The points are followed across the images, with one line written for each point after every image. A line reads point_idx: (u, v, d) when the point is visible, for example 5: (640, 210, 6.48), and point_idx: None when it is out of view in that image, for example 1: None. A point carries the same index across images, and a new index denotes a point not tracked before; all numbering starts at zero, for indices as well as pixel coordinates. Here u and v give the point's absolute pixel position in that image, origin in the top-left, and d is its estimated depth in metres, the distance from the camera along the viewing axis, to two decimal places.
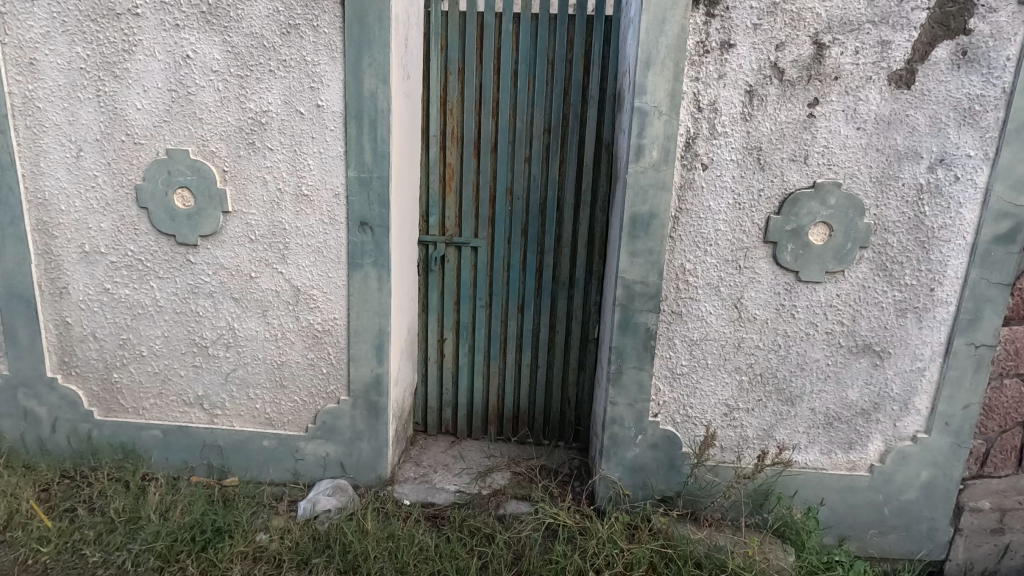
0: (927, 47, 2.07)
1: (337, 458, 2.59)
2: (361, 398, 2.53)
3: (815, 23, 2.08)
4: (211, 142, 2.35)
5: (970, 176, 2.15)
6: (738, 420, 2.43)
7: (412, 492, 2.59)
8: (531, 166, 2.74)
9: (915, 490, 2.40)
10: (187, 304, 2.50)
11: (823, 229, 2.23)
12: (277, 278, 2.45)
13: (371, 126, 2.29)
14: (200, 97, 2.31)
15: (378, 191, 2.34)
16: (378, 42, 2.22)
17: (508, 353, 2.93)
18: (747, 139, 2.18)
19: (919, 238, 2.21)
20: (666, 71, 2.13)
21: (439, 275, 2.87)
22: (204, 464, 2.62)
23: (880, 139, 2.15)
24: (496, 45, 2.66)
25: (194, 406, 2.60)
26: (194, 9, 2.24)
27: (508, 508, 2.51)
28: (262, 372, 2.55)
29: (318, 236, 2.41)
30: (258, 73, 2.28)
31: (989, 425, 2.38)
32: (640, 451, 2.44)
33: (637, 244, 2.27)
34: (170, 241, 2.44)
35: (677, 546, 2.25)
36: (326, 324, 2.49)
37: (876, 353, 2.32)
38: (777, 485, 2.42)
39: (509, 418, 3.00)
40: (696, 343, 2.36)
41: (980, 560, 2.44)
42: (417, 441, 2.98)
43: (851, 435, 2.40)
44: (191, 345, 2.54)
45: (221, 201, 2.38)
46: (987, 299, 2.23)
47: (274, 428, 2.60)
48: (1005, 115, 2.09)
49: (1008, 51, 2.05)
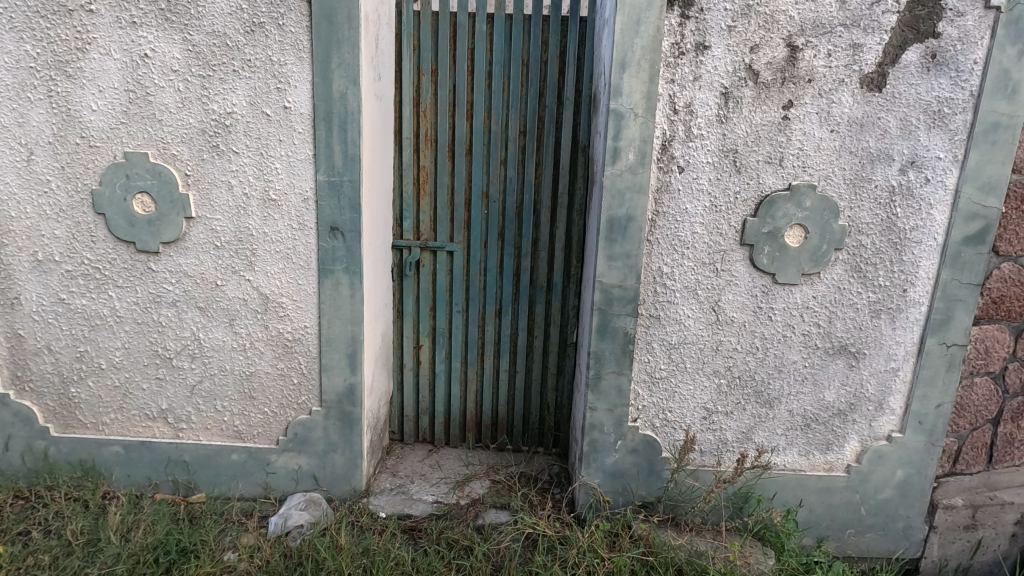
0: (898, 50, 2.08)
1: (310, 470, 2.51)
2: (334, 409, 2.45)
3: (788, 25, 2.08)
4: (172, 145, 2.26)
5: (940, 178, 2.17)
6: (717, 423, 2.42)
7: (388, 503, 2.53)
8: (506, 169, 2.70)
9: (891, 489, 2.42)
10: (149, 314, 2.39)
11: (799, 231, 2.23)
12: (244, 285, 2.36)
13: (342, 128, 2.22)
14: (159, 98, 2.22)
15: (349, 196, 2.27)
16: (348, 41, 2.15)
17: (486, 359, 2.87)
18: (723, 141, 2.17)
19: (892, 240, 2.23)
20: (642, 72, 2.11)
21: (414, 281, 2.81)
22: (169, 481, 2.51)
23: (853, 141, 2.16)
24: (469, 45, 2.61)
25: (158, 419, 2.49)
26: (152, 6, 2.14)
27: (487, 518, 2.47)
28: (230, 384, 2.46)
29: (286, 242, 2.32)
30: (221, 73, 2.19)
31: (961, 424, 2.41)
32: (619, 457, 2.42)
33: (615, 247, 2.24)
34: (130, 248, 2.33)
35: (658, 554, 2.22)
36: (296, 333, 2.40)
37: (851, 354, 2.34)
38: (756, 488, 2.42)
39: (487, 424, 2.95)
40: (675, 346, 2.35)
41: (954, 557, 2.48)
42: (393, 450, 2.91)
43: (828, 436, 2.41)
44: (154, 356, 2.43)
45: (183, 205, 2.28)
46: (958, 298, 2.26)
47: (243, 441, 2.50)
48: (973, 118, 2.12)
49: (976, 54, 2.07)
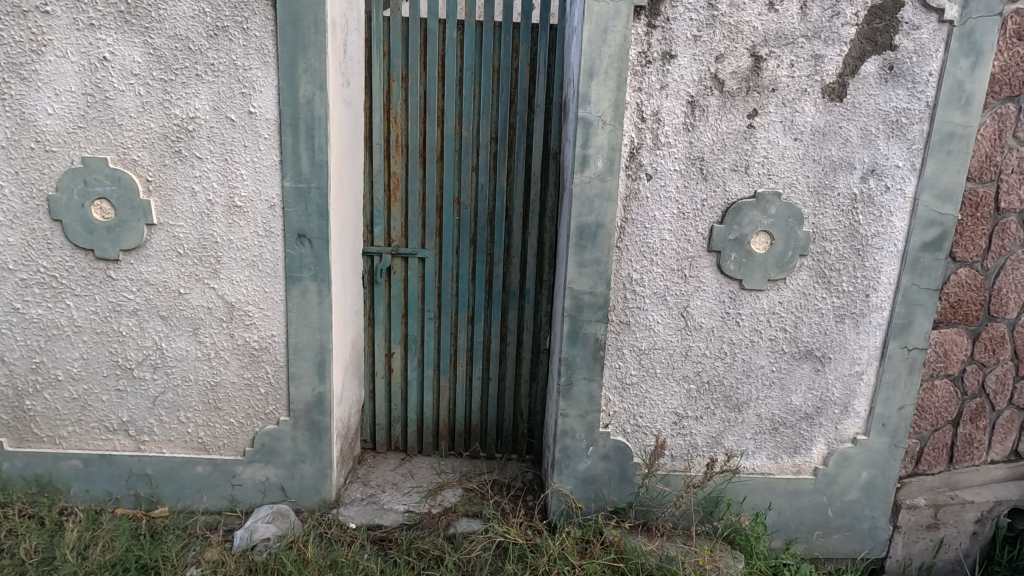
0: (857, 62, 2.13)
1: (277, 482, 2.46)
2: (302, 419, 2.41)
3: (752, 35, 2.11)
4: (132, 150, 2.20)
5: (899, 186, 2.23)
6: (687, 428, 2.43)
7: (358, 514, 2.49)
8: (478, 175, 2.69)
9: (857, 490, 2.46)
10: (109, 323, 2.33)
11: (765, 238, 2.27)
12: (209, 293, 2.31)
13: (308, 133, 2.19)
14: (119, 102, 2.16)
15: (317, 202, 2.24)
16: (314, 47, 2.13)
17: (459, 366, 2.85)
18: (690, 149, 2.19)
19: (855, 246, 2.28)
20: (610, 81, 2.13)
21: (385, 287, 2.78)
22: (130, 495, 2.44)
23: (816, 150, 2.20)
24: (440, 52, 2.60)
25: (118, 432, 2.41)
26: (111, 9, 2.09)
27: (458, 527, 2.45)
28: (194, 394, 2.40)
29: (252, 249, 2.28)
30: (183, 77, 2.15)
31: (922, 424, 2.47)
32: (591, 464, 2.42)
33: (584, 254, 2.25)
34: (88, 256, 2.27)
35: (629, 560, 2.23)
36: (263, 342, 2.36)
37: (817, 358, 2.37)
38: (726, 492, 2.44)
39: (460, 432, 2.93)
40: (645, 352, 2.36)
41: (917, 556, 2.53)
42: (365, 460, 2.87)
43: (796, 439, 2.45)
44: (114, 367, 2.36)
45: (144, 212, 2.23)
46: (919, 303, 2.32)
47: (208, 453, 2.45)
48: (929, 127, 2.18)
49: (931, 66, 2.14)
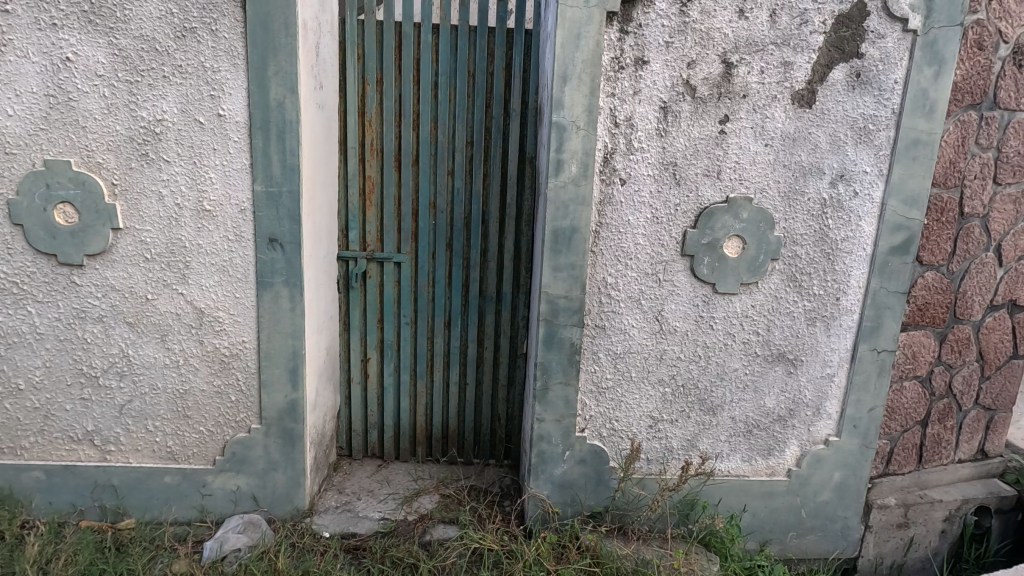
0: (826, 69, 2.17)
1: (249, 491, 2.41)
2: (274, 426, 2.37)
3: (723, 42, 2.14)
4: (97, 153, 2.15)
5: (867, 191, 2.27)
6: (663, 431, 2.45)
7: (332, 522, 2.45)
8: (454, 180, 2.68)
9: (829, 491, 2.49)
10: (74, 330, 2.27)
11: (737, 242, 2.29)
12: (177, 299, 2.27)
13: (280, 137, 2.16)
14: (83, 104, 2.11)
15: (289, 207, 2.21)
16: (285, 49, 2.10)
17: (436, 371, 2.83)
18: (662, 154, 2.21)
19: (825, 250, 2.31)
20: (583, 86, 2.13)
21: (360, 292, 2.76)
22: (95, 506, 2.37)
23: (786, 156, 2.23)
24: (415, 55, 2.59)
25: (83, 442, 2.35)
26: (74, 8, 2.05)
27: (434, 534, 2.43)
28: (162, 402, 2.35)
29: (222, 254, 2.24)
30: (150, 78, 2.10)
31: (892, 425, 2.52)
32: (568, 468, 2.41)
33: (560, 259, 2.25)
34: (51, 261, 2.21)
35: (604, 564, 2.23)
36: (234, 348, 2.32)
37: (789, 361, 2.40)
38: (701, 495, 2.46)
39: (438, 437, 2.90)
40: (620, 356, 2.37)
41: (889, 555, 2.57)
42: (341, 467, 2.84)
43: (770, 441, 2.47)
44: (78, 375, 2.30)
45: (109, 216, 2.18)
46: (887, 306, 2.36)
47: (177, 463, 2.39)
48: (895, 134, 2.23)
49: (896, 74, 2.18)
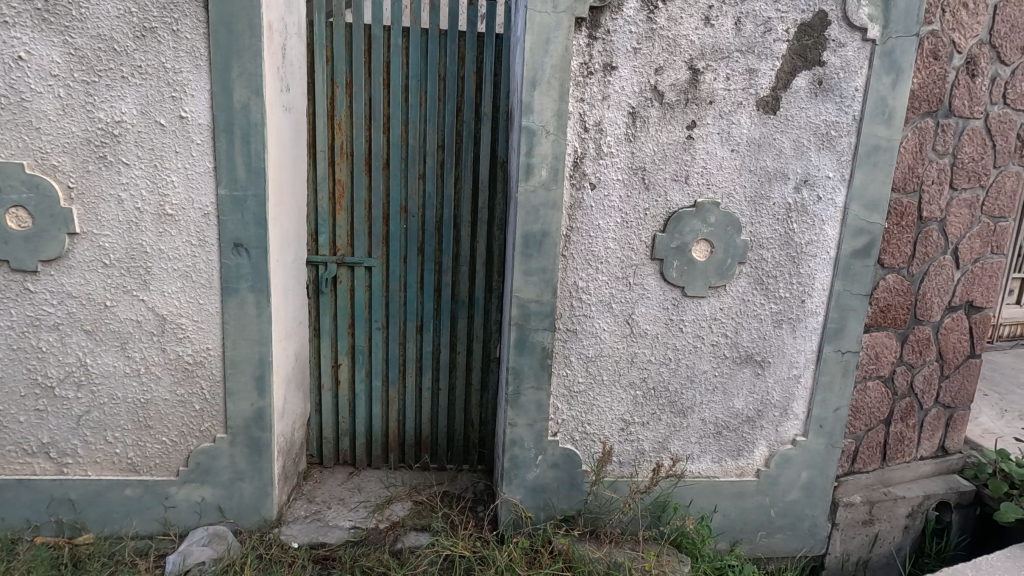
0: (789, 76, 2.21)
1: (214, 502, 2.35)
2: (240, 435, 2.31)
3: (689, 49, 2.17)
4: (52, 155, 2.08)
5: (830, 195, 2.32)
6: (635, 434, 2.46)
7: (301, 532, 2.41)
8: (425, 183, 2.66)
9: (797, 490, 2.53)
10: (27, 339, 2.18)
11: (705, 246, 2.32)
12: (138, 306, 2.20)
13: (245, 140, 2.12)
14: (37, 104, 2.04)
15: (254, 211, 2.17)
16: (250, 51, 2.06)
17: (408, 376, 2.80)
18: (631, 159, 2.23)
19: (790, 254, 2.36)
20: (552, 90, 2.14)
21: (331, 297, 2.72)
22: (51, 522, 2.29)
23: (752, 161, 2.27)
24: (385, 58, 2.56)
25: (38, 455, 2.26)
26: (27, 5, 1.98)
27: (405, 541, 2.40)
28: (122, 412, 2.28)
29: (185, 259, 2.19)
30: (108, 79, 2.05)
31: (857, 424, 2.58)
32: (540, 473, 2.41)
33: (531, 262, 2.25)
34: (3, 267, 2.12)
35: (577, 568, 2.23)
36: (197, 356, 2.26)
37: (757, 363, 2.44)
38: (673, 496, 2.48)
39: (410, 443, 2.87)
40: (592, 359, 2.37)
41: (855, 551, 2.63)
42: (311, 475, 2.79)
43: (739, 442, 2.50)
44: (33, 385, 2.22)
45: (65, 220, 2.10)
46: (851, 308, 2.41)
47: (139, 475, 2.32)
48: (856, 140, 2.28)
49: (856, 82, 2.24)
